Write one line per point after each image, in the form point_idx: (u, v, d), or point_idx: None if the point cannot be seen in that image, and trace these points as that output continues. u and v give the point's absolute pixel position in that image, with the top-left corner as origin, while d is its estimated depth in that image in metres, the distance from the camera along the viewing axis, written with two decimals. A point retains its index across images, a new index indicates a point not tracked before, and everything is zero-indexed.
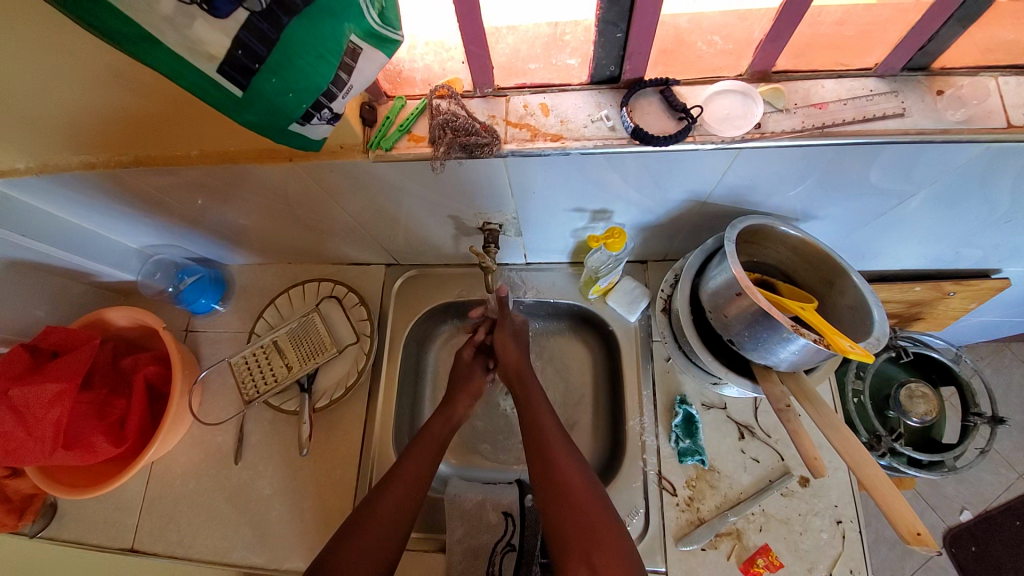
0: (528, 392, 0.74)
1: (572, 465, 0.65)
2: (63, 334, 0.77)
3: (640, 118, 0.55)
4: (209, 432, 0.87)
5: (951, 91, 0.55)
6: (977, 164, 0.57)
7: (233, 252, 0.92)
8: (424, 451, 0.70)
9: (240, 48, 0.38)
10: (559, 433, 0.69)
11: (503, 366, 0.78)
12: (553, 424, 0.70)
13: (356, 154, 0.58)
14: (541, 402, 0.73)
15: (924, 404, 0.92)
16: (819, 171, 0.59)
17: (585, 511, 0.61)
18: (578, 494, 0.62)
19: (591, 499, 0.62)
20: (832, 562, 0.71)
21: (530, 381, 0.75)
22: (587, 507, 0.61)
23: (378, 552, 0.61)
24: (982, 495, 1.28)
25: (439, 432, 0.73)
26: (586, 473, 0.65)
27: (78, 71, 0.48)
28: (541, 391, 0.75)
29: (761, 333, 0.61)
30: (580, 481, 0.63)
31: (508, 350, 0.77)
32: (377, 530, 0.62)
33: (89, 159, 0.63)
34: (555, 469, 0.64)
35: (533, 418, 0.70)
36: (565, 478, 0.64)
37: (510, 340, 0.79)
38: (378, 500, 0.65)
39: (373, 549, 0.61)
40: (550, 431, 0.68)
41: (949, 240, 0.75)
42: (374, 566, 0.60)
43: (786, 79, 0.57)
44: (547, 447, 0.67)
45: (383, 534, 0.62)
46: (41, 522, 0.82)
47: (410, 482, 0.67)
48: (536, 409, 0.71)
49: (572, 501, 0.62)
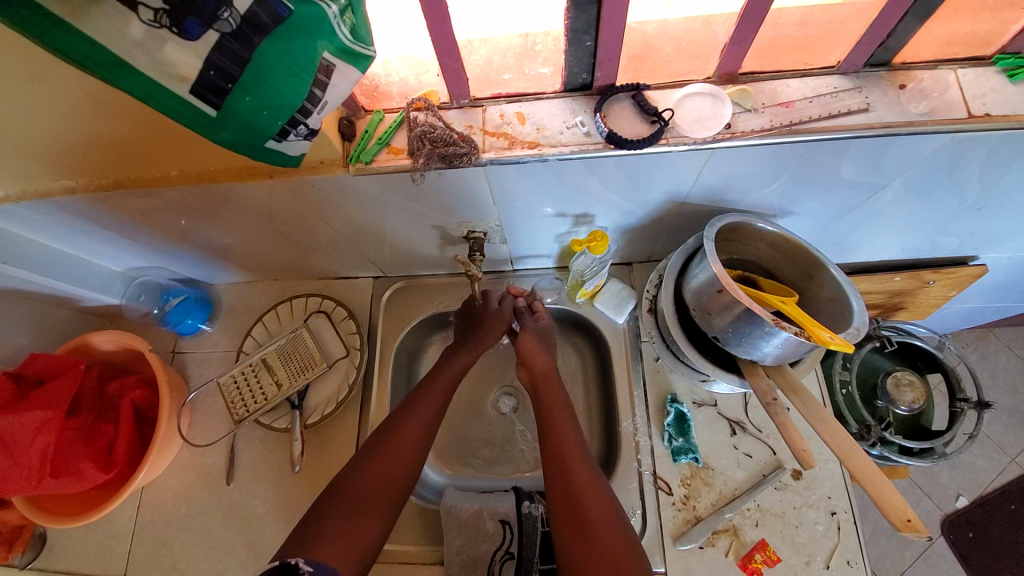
0: (553, 415, 0.71)
1: (597, 497, 0.63)
2: (49, 360, 0.76)
3: (613, 122, 0.57)
4: (199, 454, 0.85)
5: (913, 84, 0.57)
6: (942, 154, 0.59)
7: (220, 272, 0.92)
8: (439, 388, 0.73)
9: (212, 70, 0.39)
10: (584, 460, 0.66)
11: (526, 367, 0.77)
12: (578, 450, 0.67)
13: (335, 169, 0.59)
14: (567, 425, 0.70)
15: (911, 392, 0.94)
16: (791, 167, 0.61)
17: (609, 548, 0.58)
18: (602, 527, 0.60)
19: (617, 536, 0.59)
20: (828, 554, 0.71)
21: (557, 388, 0.75)
22: (610, 541, 0.59)
23: (396, 479, 0.64)
24: (976, 480, 1.29)
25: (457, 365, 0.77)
26: (612, 509, 0.62)
27: (55, 96, 0.48)
28: (567, 405, 0.73)
29: (744, 328, 0.62)
30: (602, 509, 0.62)
31: (533, 354, 0.77)
32: (397, 458, 0.65)
33: (69, 183, 0.63)
34: (578, 500, 0.62)
35: (557, 446, 0.68)
36: (587, 509, 0.61)
37: (534, 343, 0.78)
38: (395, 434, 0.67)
39: (392, 472, 0.64)
40: (573, 454, 0.67)
41: (924, 228, 0.77)
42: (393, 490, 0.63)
43: (753, 80, 0.58)
44: (573, 477, 0.64)
45: (406, 456, 0.65)
46: (30, 553, 0.80)
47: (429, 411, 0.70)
48: (561, 430, 0.69)
49: (596, 534, 0.59)
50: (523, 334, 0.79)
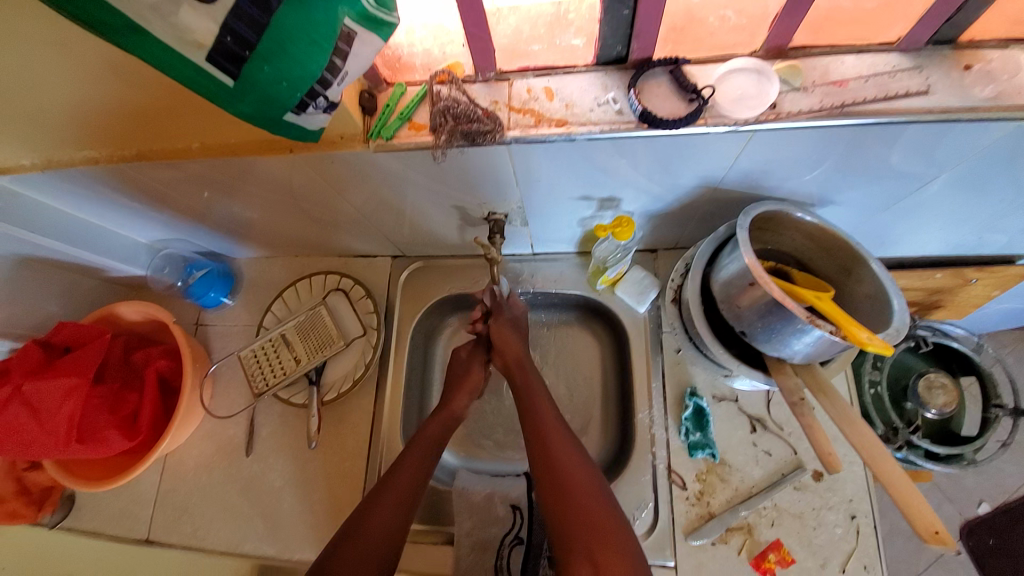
0: (532, 391, 0.72)
1: (579, 470, 0.63)
2: (74, 330, 0.78)
3: (649, 100, 0.53)
4: (220, 425, 0.87)
5: (980, 66, 0.52)
6: (1006, 144, 0.54)
7: (241, 246, 0.92)
8: (418, 452, 0.70)
9: (229, 35, 0.37)
10: (564, 433, 0.67)
11: (500, 353, 0.76)
12: (556, 424, 0.68)
13: (356, 144, 0.57)
14: (544, 400, 0.71)
15: (944, 395, 0.90)
16: (837, 153, 0.57)
17: (592, 514, 0.59)
18: (583, 495, 0.61)
19: (599, 504, 0.60)
20: (846, 557, 0.69)
21: (531, 373, 0.74)
22: (593, 509, 0.60)
23: (373, 561, 0.61)
24: (1003, 486, 1.24)
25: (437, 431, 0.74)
26: (595, 478, 0.63)
27: (75, 65, 0.47)
28: (541, 384, 0.74)
29: (775, 324, 0.59)
30: (586, 483, 0.62)
31: (508, 341, 0.76)
32: (374, 538, 0.62)
33: (92, 154, 0.63)
34: (558, 470, 0.63)
35: (536, 423, 0.68)
36: (569, 479, 0.62)
37: (507, 328, 0.77)
38: (371, 512, 0.64)
39: (370, 558, 0.61)
40: (553, 430, 0.67)
41: (974, 224, 0.71)
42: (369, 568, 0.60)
43: (803, 55, 0.54)
44: (550, 448, 0.65)
45: (416, 477, 0.68)
46: (59, 513, 0.85)
47: (410, 480, 0.68)
48: (539, 407, 0.70)
49: (579, 503, 0.60)
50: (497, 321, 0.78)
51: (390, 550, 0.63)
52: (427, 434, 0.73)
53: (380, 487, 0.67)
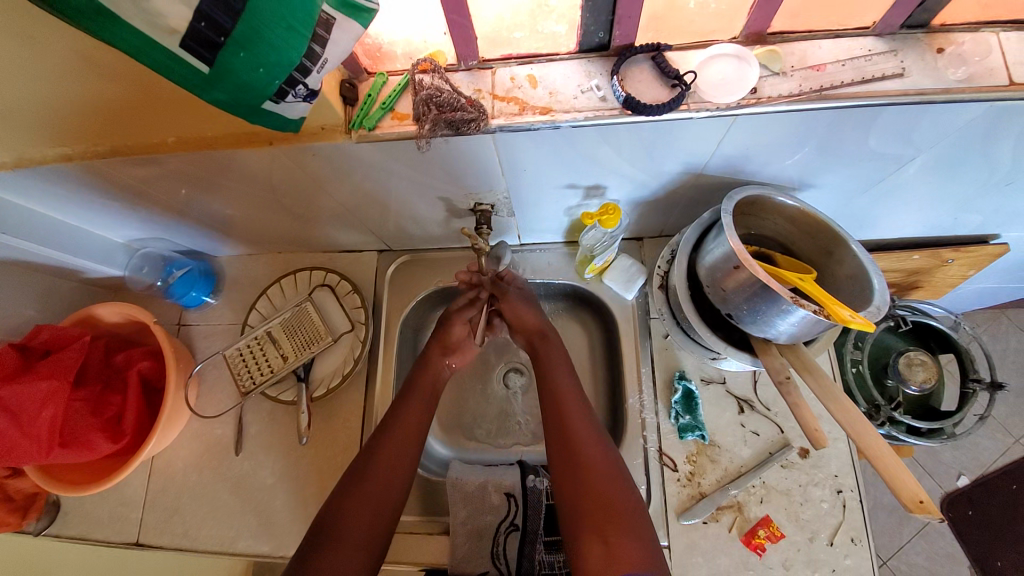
0: (552, 368, 0.73)
1: (596, 449, 0.64)
2: (54, 332, 0.76)
3: (631, 86, 0.53)
4: (207, 425, 0.86)
5: (952, 48, 0.53)
6: (979, 125, 0.55)
7: (223, 244, 0.91)
8: (410, 422, 0.70)
9: (202, 21, 0.36)
10: (583, 412, 0.68)
11: (519, 331, 0.78)
12: (576, 399, 0.69)
13: (337, 135, 0.56)
14: (565, 379, 0.72)
15: (923, 371, 0.92)
16: (817, 137, 0.57)
17: (605, 493, 0.60)
18: (599, 475, 0.62)
19: (615, 484, 0.61)
20: (833, 531, 0.72)
21: (553, 344, 0.76)
22: (607, 488, 0.61)
23: (368, 537, 0.61)
24: (979, 459, 1.29)
25: (427, 387, 0.75)
26: (611, 458, 0.64)
27: (41, 58, 0.46)
28: (563, 355, 0.75)
29: (760, 305, 0.60)
30: (602, 462, 0.63)
31: (523, 314, 0.78)
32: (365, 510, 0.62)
33: (66, 150, 0.61)
34: (575, 447, 0.64)
35: (555, 400, 0.69)
36: (585, 458, 0.63)
37: (520, 304, 0.78)
38: (365, 479, 0.64)
39: (363, 529, 0.61)
40: (572, 406, 0.68)
41: (949, 205, 0.73)
42: (371, 529, 0.62)
43: (782, 41, 0.55)
44: (569, 425, 0.67)
45: (408, 445, 0.68)
46: (44, 520, 0.82)
47: (401, 444, 0.68)
48: (559, 385, 0.71)
49: (593, 482, 0.61)
50: (506, 298, 0.79)
51: (388, 518, 0.63)
52: (412, 401, 0.72)
53: (367, 456, 0.66)
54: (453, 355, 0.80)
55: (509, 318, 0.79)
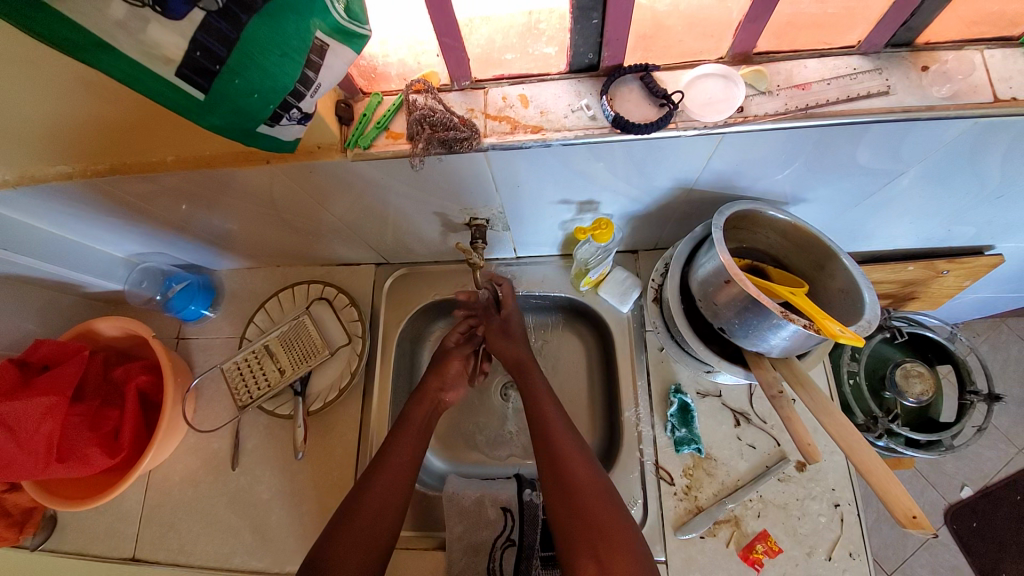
0: (536, 393, 0.73)
1: (584, 468, 0.65)
2: (54, 347, 0.76)
3: (620, 105, 0.54)
4: (205, 439, 0.86)
5: (937, 66, 0.54)
6: (965, 140, 0.56)
7: (223, 258, 0.92)
8: (410, 438, 0.72)
9: (198, 50, 0.37)
10: (569, 433, 0.68)
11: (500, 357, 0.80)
12: (560, 420, 0.70)
13: (333, 154, 0.57)
14: (549, 402, 0.72)
15: (920, 383, 0.92)
16: (806, 153, 0.58)
17: (597, 513, 0.61)
18: (591, 497, 0.62)
19: (605, 504, 0.62)
20: (831, 545, 0.71)
21: (532, 373, 0.76)
22: (599, 508, 0.61)
23: (364, 553, 0.62)
24: (982, 470, 1.28)
25: (423, 416, 0.75)
26: (598, 476, 0.64)
27: (44, 81, 0.47)
28: (545, 382, 0.75)
29: (751, 320, 0.60)
30: (592, 482, 0.64)
31: (502, 346, 0.80)
32: (365, 527, 0.63)
33: (66, 168, 0.62)
34: (563, 469, 0.65)
35: (542, 424, 0.69)
36: (575, 479, 0.64)
37: (500, 336, 0.80)
38: (366, 491, 0.66)
39: (360, 544, 0.62)
40: (558, 427, 0.68)
41: (941, 217, 0.74)
42: (364, 556, 0.62)
43: (767, 60, 0.56)
44: (556, 446, 0.67)
45: (408, 461, 0.70)
46: (42, 534, 0.83)
47: (401, 465, 0.69)
48: (544, 408, 0.71)
49: (584, 501, 0.62)
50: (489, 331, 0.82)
51: (388, 531, 0.65)
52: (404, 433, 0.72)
53: (372, 469, 0.69)
54: (451, 388, 0.80)
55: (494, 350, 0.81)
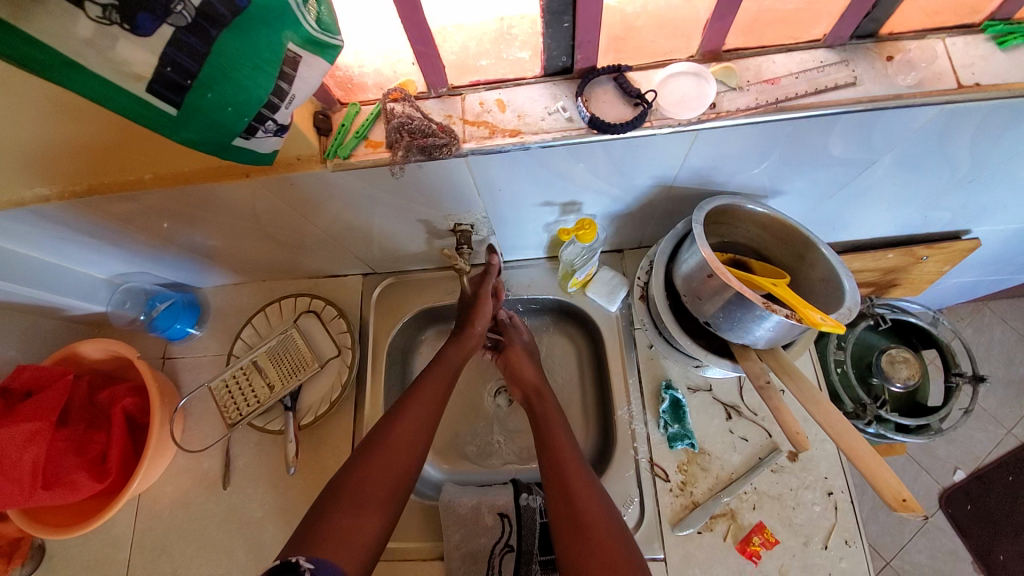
0: (551, 424, 0.73)
1: (597, 505, 0.63)
2: (36, 372, 0.74)
3: (596, 107, 0.55)
4: (195, 459, 0.85)
5: (901, 56, 0.56)
6: (934, 126, 0.57)
7: (207, 274, 0.91)
8: (441, 379, 0.74)
9: (169, 66, 0.37)
10: (581, 468, 0.67)
11: (518, 385, 0.81)
12: (575, 456, 0.68)
13: (313, 165, 0.57)
14: (562, 433, 0.72)
15: (905, 368, 0.93)
16: (780, 146, 0.59)
17: (609, 554, 0.58)
18: (602, 538, 0.59)
19: (615, 543, 0.59)
20: (826, 534, 0.71)
21: (548, 400, 0.77)
22: (610, 550, 0.58)
23: (391, 482, 0.63)
24: (974, 453, 1.30)
25: (457, 359, 0.76)
26: (612, 517, 0.62)
27: (18, 103, 0.47)
28: (561, 413, 0.75)
29: (735, 312, 0.61)
30: (603, 521, 0.61)
31: (524, 368, 0.80)
32: (393, 456, 0.64)
33: (44, 190, 0.61)
34: (576, 510, 0.62)
35: (556, 460, 0.68)
36: (587, 517, 0.61)
37: (524, 359, 0.82)
38: (397, 420, 0.67)
39: (388, 471, 0.63)
40: (571, 463, 0.67)
41: (916, 203, 0.76)
42: (394, 483, 0.63)
43: (736, 57, 0.57)
44: (568, 481, 0.65)
45: (439, 397, 0.72)
46: (30, 565, 0.80)
47: (427, 400, 0.70)
48: (559, 442, 0.70)
49: (598, 539, 0.59)
50: (510, 351, 0.83)
51: (416, 459, 0.66)
52: (407, 416, 0.68)
53: (403, 400, 0.70)
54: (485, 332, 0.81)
55: (512, 371, 0.82)
